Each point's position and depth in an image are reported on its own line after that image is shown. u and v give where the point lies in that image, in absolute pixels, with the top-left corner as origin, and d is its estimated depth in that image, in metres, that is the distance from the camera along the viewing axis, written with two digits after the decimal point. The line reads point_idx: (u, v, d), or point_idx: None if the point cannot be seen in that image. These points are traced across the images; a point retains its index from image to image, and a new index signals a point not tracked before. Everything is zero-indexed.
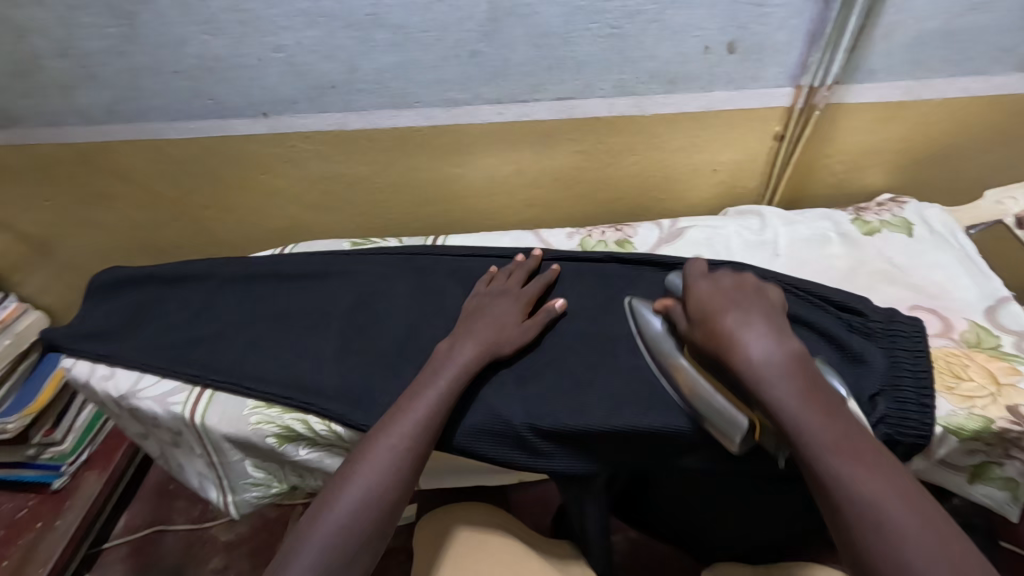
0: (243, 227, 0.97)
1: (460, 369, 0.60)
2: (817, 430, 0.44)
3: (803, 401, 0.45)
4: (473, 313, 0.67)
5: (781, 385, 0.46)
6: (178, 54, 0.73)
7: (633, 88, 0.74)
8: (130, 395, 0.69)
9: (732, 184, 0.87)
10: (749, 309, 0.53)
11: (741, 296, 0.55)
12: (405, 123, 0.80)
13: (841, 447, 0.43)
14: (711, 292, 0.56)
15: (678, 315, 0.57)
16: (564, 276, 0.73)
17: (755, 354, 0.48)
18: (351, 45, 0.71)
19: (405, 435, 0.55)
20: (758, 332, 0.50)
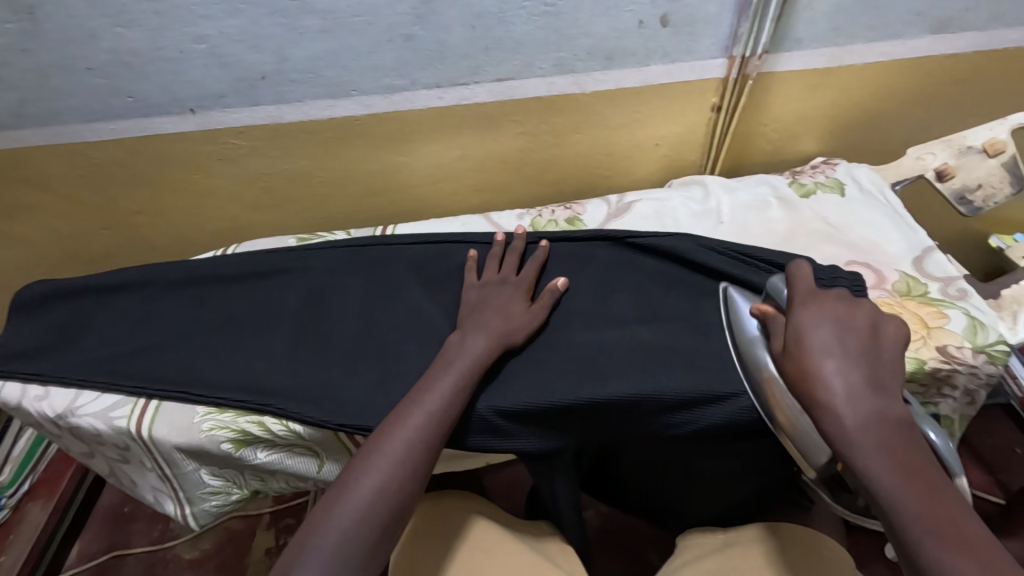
0: (180, 231, 0.92)
1: (475, 358, 0.58)
2: (923, 536, 0.36)
3: (906, 488, 0.37)
4: (483, 304, 0.65)
5: (876, 464, 0.39)
6: (90, 50, 0.68)
7: (571, 65, 0.74)
8: (68, 414, 0.65)
9: (674, 157, 0.89)
10: (852, 345, 0.44)
11: (846, 321, 0.45)
12: (343, 113, 0.77)
13: (957, 568, 0.34)
14: (818, 313, 0.45)
15: (777, 328, 0.47)
16: (553, 255, 0.73)
17: (851, 424, 0.40)
18: (278, 33, 0.68)
19: (420, 428, 0.52)
20: (851, 376, 0.42)
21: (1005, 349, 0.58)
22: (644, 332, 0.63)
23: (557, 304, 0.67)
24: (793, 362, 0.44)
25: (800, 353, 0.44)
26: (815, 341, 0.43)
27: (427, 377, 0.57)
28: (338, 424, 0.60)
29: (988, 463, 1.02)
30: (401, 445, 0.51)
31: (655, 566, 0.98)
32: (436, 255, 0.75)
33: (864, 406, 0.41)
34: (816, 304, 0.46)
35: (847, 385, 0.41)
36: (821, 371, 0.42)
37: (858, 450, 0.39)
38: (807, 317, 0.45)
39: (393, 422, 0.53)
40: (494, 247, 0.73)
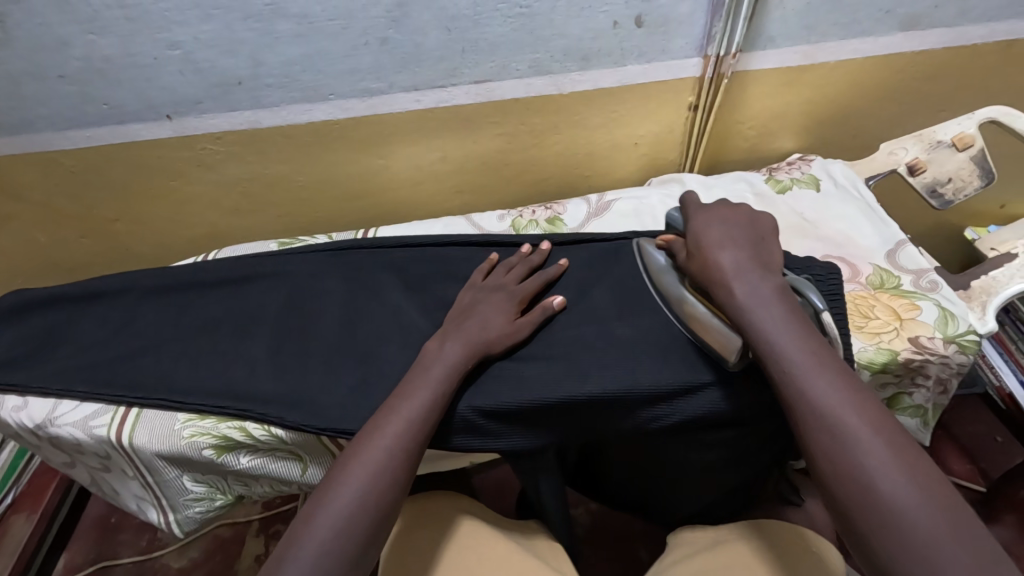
0: (161, 237, 0.92)
1: (454, 365, 0.59)
2: (792, 357, 0.47)
3: (782, 328, 0.48)
4: (467, 310, 0.65)
5: (761, 314, 0.50)
6: (63, 57, 0.68)
7: (548, 66, 0.75)
8: (47, 424, 0.65)
9: (653, 156, 0.89)
10: (737, 240, 0.57)
11: (732, 224, 0.59)
12: (321, 116, 0.78)
13: (811, 374, 0.45)
14: (707, 223, 0.59)
15: (680, 248, 0.61)
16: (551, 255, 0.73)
17: (739, 290, 0.52)
18: (252, 38, 0.68)
19: (400, 434, 0.53)
20: (736, 257, 0.54)
21: (975, 339, 0.59)
22: (623, 329, 0.64)
23: (549, 321, 0.66)
24: (695, 259, 0.57)
25: (699, 251, 0.57)
26: (706, 237, 0.57)
27: (407, 384, 0.58)
28: (319, 430, 0.60)
29: (970, 452, 1.04)
30: (381, 450, 0.52)
31: (644, 561, 0.98)
32: (419, 257, 0.75)
33: (752, 276, 0.53)
34: (704, 213, 0.61)
35: (735, 265, 0.54)
36: (715, 254, 0.55)
37: (748, 305, 0.50)
38: (699, 223, 0.59)
39: (374, 428, 0.54)
40: (515, 256, 0.73)
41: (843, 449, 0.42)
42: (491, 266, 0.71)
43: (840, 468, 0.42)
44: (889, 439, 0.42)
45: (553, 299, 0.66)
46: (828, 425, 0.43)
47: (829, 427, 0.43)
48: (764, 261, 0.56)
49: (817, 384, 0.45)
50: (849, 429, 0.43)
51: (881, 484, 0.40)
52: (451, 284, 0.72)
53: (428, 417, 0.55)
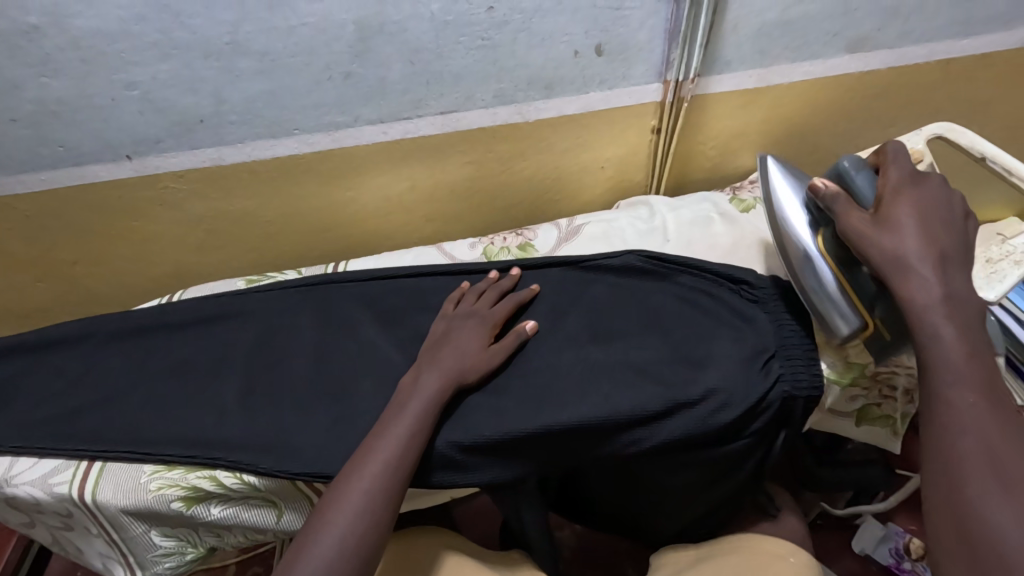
0: (121, 279, 0.89)
1: (429, 398, 0.58)
2: (972, 408, 0.44)
3: (962, 349, 0.46)
4: (441, 339, 0.65)
5: (942, 326, 0.47)
6: (14, 101, 0.66)
7: (512, 96, 0.76)
8: (2, 484, 0.62)
9: (619, 179, 0.91)
10: (944, 236, 0.52)
11: (935, 209, 0.53)
12: (286, 152, 0.77)
13: (989, 437, 0.43)
14: (908, 202, 0.53)
15: (848, 208, 0.55)
16: (524, 280, 0.74)
17: (925, 298, 0.49)
18: (213, 76, 0.68)
19: (381, 475, 0.53)
20: (937, 254, 0.50)
21: None
22: (598, 351, 0.65)
23: (523, 347, 0.66)
24: (879, 230, 0.52)
25: (891, 229, 0.52)
26: (906, 223, 0.52)
27: (383, 422, 0.57)
28: (294, 473, 0.59)
29: None
30: (362, 492, 0.52)
31: None
32: (390, 290, 0.74)
33: (948, 279, 0.49)
34: (912, 189, 0.54)
35: (932, 266, 0.49)
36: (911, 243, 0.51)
37: (936, 330, 0.47)
38: (902, 204, 0.53)
39: (353, 470, 0.53)
40: (483, 281, 0.73)
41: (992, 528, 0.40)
42: (461, 294, 0.71)
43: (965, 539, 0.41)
44: None
45: (525, 323, 0.66)
46: (972, 455, 0.42)
47: (980, 502, 0.41)
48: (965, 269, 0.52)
49: (985, 440, 0.43)
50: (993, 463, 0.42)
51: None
52: (425, 316, 0.71)
53: (408, 456, 0.54)
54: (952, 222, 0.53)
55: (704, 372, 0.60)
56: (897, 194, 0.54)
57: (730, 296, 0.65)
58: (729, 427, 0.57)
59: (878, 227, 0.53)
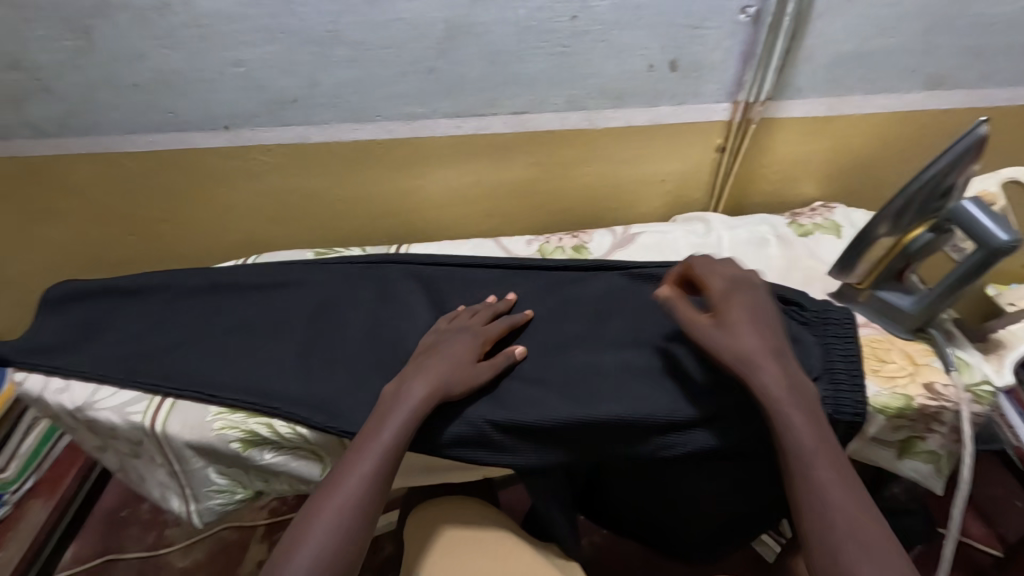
0: (199, 241, 0.96)
1: (411, 411, 0.57)
2: (824, 467, 0.46)
3: (818, 439, 0.47)
4: (429, 352, 0.64)
5: (794, 415, 0.48)
6: (136, 68, 0.74)
7: (584, 103, 0.79)
8: (86, 407, 0.68)
9: (679, 194, 0.91)
10: (768, 350, 0.51)
11: (755, 333, 0.52)
12: (365, 136, 0.81)
13: (855, 522, 0.44)
14: (740, 321, 0.53)
15: (676, 310, 0.55)
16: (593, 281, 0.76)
17: (767, 381, 0.49)
18: (310, 61, 0.74)
19: (357, 492, 0.53)
20: (774, 364, 0.50)
21: (989, 391, 0.61)
22: (638, 355, 0.66)
23: (511, 369, 0.66)
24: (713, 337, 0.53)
25: (720, 338, 0.52)
26: (722, 338, 0.52)
27: (360, 441, 0.56)
28: (342, 430, 0.63)
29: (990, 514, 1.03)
30: (339, 510, 0.52)
31: None
32: (447, 277, 0.77)
33: (770, 367, 0.50)
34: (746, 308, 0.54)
35: (774, 361, 0.50)
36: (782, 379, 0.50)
37: (789, 419, 0.48)
38: (744, 321, 0.53)
39: (325, 497, 0.52)
40: (480, 303, 0.72)
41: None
42: (456, 313, 0.71)
43: None
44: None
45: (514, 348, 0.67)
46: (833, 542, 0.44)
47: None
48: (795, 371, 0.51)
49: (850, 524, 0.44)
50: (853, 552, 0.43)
51: None
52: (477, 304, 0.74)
53: (381, 472, 0.54)
54: (779, 340, 0.53)
55: None
56: (734, 318, 0.53)
57: (778, 315, 0.66)
58: (765, 441, 0.58)
59: (715, 327, 0.53)
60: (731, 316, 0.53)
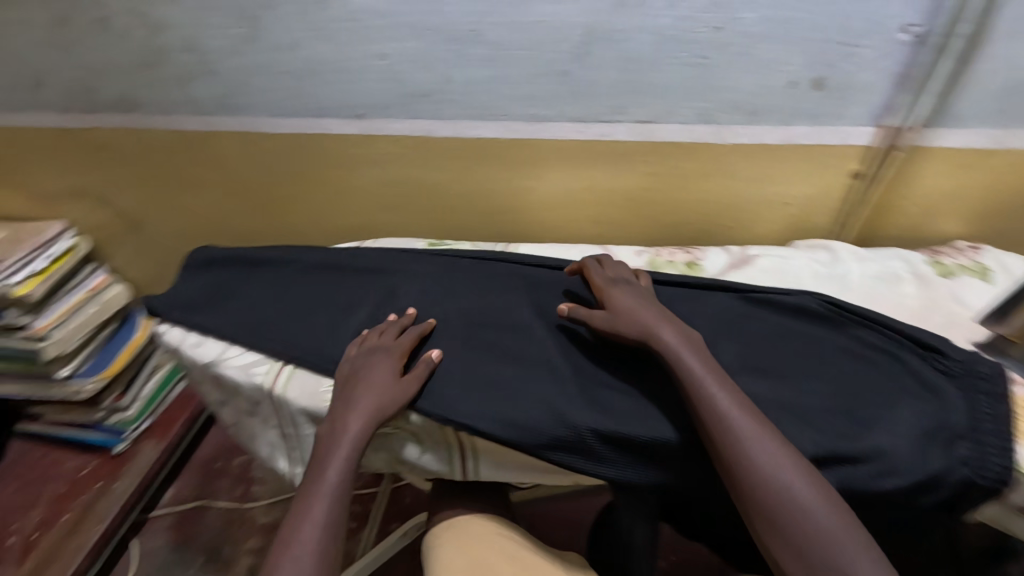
0: (319, 221, 1.02)
1: (352, 446, 0.60)
2: (719, 389, 0.56)
3: (709, 372, 0.57)
4: (349, 384, 0.65)
5: (688, 357, 0.58)
6: (290, 56, 0.80)
7: (714, 116, 0.76)
8: (217, 362, 0.74)
9: (802, 219, 0.86)
10: (656, 315, 0.63)
11: (642, 304, 0.65)
12: (488, 134, 0.83)
13: (753, 427, 0.53)
14: (629, 304, 0.64)
15: (583, 312, 0.66)
16: (704, 300, 0.72)
17: (671, 340, 0.59)
18: (447, 58, 0.76)
19: (317, 539, 0.55)
20: (668, 327, 0.61)
21: None
22: (752, 383, 0.63)
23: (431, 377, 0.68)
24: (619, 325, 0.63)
25: (624, 324, 0.63)
26: (626, 325, 0.62)
27: (306, 487, 0.58)
28: (446, 418, 0.64)
29: None
30: (304, 568, 0.53)
31: None
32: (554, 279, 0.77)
33: (666, 329, 0.61)
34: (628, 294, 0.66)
35: (663, 322, 0.62)
36: (681, 346, 0.59)
37: (685, 359, 0.58)
38: (628, 304, 0.64)
39: (286, 562, 0.53)
40: (381, 323, 0.73)
41: (821, 538, 0.48)
42: (363, 337, 0.71)
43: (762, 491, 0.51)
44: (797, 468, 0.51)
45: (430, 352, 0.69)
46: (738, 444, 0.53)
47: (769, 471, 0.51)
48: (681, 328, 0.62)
49: (746, 432, 0.53)
50: (760, 448, 0.52)
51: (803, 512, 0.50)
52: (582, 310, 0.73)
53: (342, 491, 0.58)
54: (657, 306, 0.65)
55: (871, 431, 0.57)
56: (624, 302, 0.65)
57: (914, 361, 0.62)
58: (889, 495, 0.55)
59: (615, 318, 0.64)
60: (618, 296, 0.65)
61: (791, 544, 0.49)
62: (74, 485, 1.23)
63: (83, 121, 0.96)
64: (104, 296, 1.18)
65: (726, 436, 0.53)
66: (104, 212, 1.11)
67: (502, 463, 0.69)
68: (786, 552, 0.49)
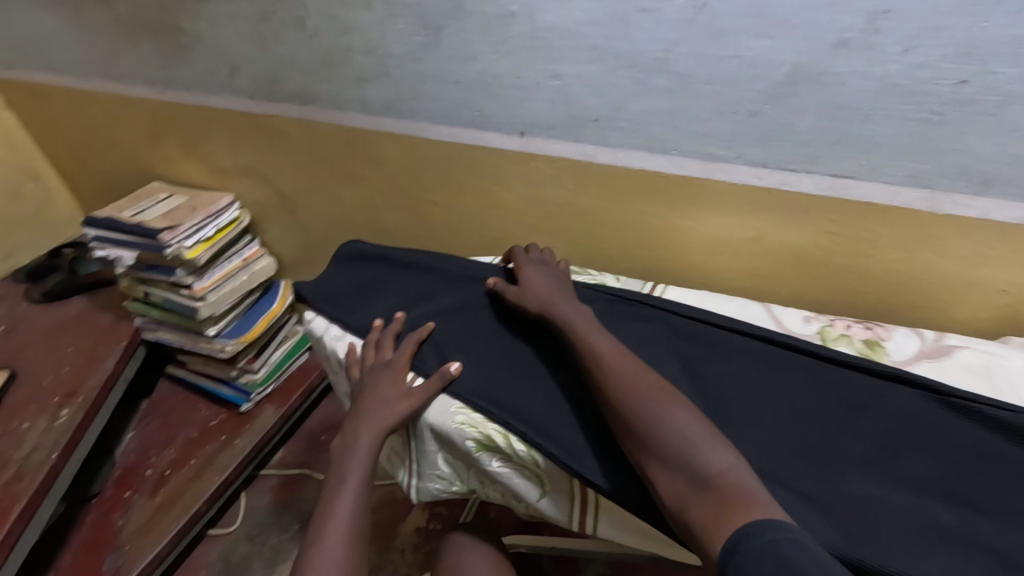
0: (459, 228, 1.01)
1: (363, 460, 0.66)
2: (600, 338, 0.64)
3: (590, 329, 0.66)
4: (359, 401, 0.70)
5: (573, 317, 0.67)
6: (464, 67, 0.79)
7: (931, 180, 0.65)
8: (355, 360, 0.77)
9: (1019, 312, 0.72)
10: (558, 293, 0.71)
11: (551, 284, 0.73)
12: (653, 168, 0.78)
13: (625, 364, 0.61)
14: (534, 278, 0.74)
15: (503, 286, 0.75)
16: (890, 395, 0.61)
17: (565, 310, 0.69)
18: (626, 85, 0.72)
19: (339, 541, 0.61)
20: (564, 300, 0.70)
21: None
22: (943, 511, 0.53)
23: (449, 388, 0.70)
24: (526, 298, 0.72)
25: (531, 295, 0.72)
26: (532, 297, 0.71)
27: (327, 495, 0.65)
28: (573, 470, 0.61)
29: None
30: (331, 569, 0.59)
31: None
32: (708, 336, 0.69)
33: (559, 297, 0.71)
34: (537, 270, 0.75)
35: (560, 298, 0.70)
36: (568, 313, 0.68)
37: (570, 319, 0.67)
38: (535, 280, 0.73)
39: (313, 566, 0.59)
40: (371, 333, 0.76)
41: (684, 438, 0.53)
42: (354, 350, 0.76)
43: (636, 414, 0.56)
44: (670, 399, 0.57)
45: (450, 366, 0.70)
46: (614, 382, 0.59)
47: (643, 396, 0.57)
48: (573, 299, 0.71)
49: (622, 372, 0.60)
50: (635, 382, 0.58)
51: (672, 432, 0.54)
52: (742, 380, 0.64)
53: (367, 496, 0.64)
54: (562, 285, 0.74)
55: None
56: (531, 279, 0.74)
57: None
58: None
59: (521, 291, 0.73)
60: (528, 272, 0.75)
61: (657, 448, 0.53)
62: (204, 434, 1.34)
63: (265, 108, 1.03)
64: (253, 267, 1.26)
65: (603, 373, 0.61)
66: (266, 190, 1.19)
67: (626, 524, 0.63)
68: (651, 456, 0.54)
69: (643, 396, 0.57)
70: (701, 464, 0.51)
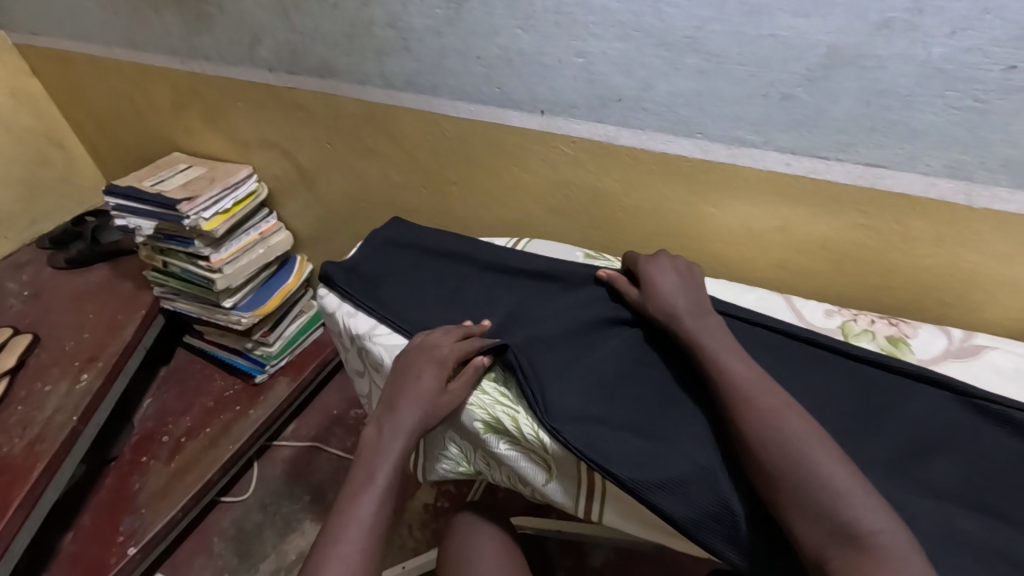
0: (476, 208, 1.00)
1: (390, 459, 0.63)
2: (730, 357, 0.59)
3: (724, 346, 0.60)
4: (394, 385, 0.68)
5: (701, 330, 0.62)
6: (487, 43, 0.77)
7: (970, 171, 0.62)
8: (366, 337, 0.77)
9: None
10: (688, 298, 0.66)
11: (678, 287, 0.68)
12: (676, 151, 0.76)
13: (763, 391, 0.55)
14: (660, 279, 0.68)
15: (625, 287, 0.71)
16: (904, 393, 0.60)
17: (694, 321, 0.64)
18: (654, 64, 0.69)
19: (358, 537, 0.58)
20: (694, 309, 0.65)
21: None
22: (965, 516, 0.52)
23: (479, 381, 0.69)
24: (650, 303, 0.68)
25: (655, 299, 0.67)
26: (659, 302, 0.67)
27: (352, 489, 0.61)
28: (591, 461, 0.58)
29: None
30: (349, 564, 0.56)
31: None
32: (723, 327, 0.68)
33: (688, 305, 0.66)
34: (657, 268, 0.70)
35: (688, 306, 0.65)
36: (699, 331, 0.62)
37: (697, 330, 0.62)
38: (665, 282, 0.68)
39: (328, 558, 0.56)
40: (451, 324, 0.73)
41: (828, 484, 0.48)
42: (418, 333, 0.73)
43: (776, 451, 0.51)
44: (817, 437, 0.51)
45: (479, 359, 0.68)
46: (745, 407, 0.54)
47: (787, 431, 0.51)
48: (702, 306, 0.66)
49: (758, 399, 0.54)
50: (774, 411, 0.53)
51: (817, 476, 0.49)
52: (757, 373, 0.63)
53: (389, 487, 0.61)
54: (694, 290, 0.68)
55: None
56: (657, 281, 0.69)
57: None
58: None
59: (649, 295, 0.68)
60: (652, 273, 0.70)
61: (797, 498, 0.49)
62: (220, 403, 1.36)
63: (285, 81, 1.02)
64: (270, 240, 1.26)
65: (733, 397, 0.55)
66: (284, 164, 1.19)
67: (634, 513, 0.63)
68: (792, 502, 0.49)
69: (784, 430, 0.51)
70: (851, 520, 0.46)
